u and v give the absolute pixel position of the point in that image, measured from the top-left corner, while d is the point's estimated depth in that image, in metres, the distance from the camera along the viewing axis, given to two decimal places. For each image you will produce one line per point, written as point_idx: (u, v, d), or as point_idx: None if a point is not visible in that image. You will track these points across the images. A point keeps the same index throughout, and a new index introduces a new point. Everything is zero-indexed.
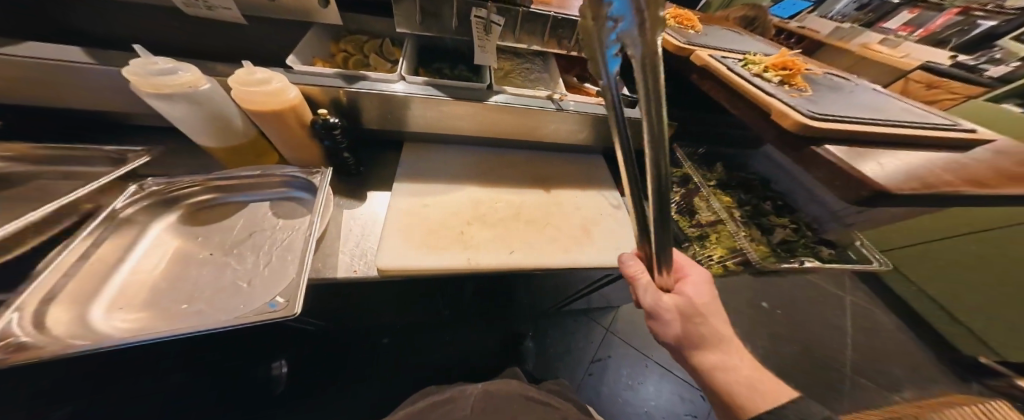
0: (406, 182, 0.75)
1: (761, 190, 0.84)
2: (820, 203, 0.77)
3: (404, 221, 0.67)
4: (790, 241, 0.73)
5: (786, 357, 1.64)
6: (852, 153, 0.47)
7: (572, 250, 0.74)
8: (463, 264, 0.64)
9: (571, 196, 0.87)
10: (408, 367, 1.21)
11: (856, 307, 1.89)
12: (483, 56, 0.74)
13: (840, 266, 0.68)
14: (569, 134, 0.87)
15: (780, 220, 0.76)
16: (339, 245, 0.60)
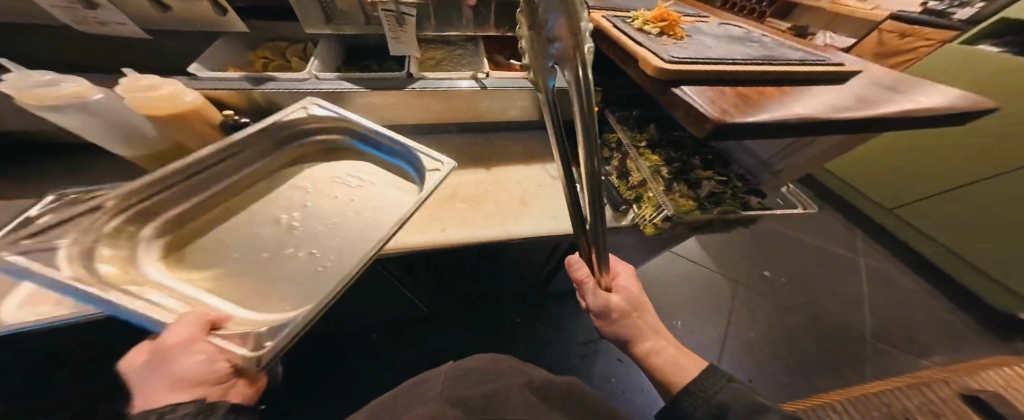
0: (327, 172, 0.72)
1: (694, 146, 0.83)
2: (750, 154, 0.81)
3: (328, 211, 0.67)
4: (717, 193, 0.71)
5: (793, 327, 1.57)
6: (709, 93, 0.48)
7: (506, 222, 0.75)
8: (385, 246, 0.65)
9: (509, 170, 0.87)
10: (394, 364, 1.26)
11: (870, 271, 1.79)
12: (399, 48, 0.69)
13: (764, 212, 0.67)
14: (503, 111, 0.87)
15: (706, 174, 0.75)
16: (246, 236, 0.59)
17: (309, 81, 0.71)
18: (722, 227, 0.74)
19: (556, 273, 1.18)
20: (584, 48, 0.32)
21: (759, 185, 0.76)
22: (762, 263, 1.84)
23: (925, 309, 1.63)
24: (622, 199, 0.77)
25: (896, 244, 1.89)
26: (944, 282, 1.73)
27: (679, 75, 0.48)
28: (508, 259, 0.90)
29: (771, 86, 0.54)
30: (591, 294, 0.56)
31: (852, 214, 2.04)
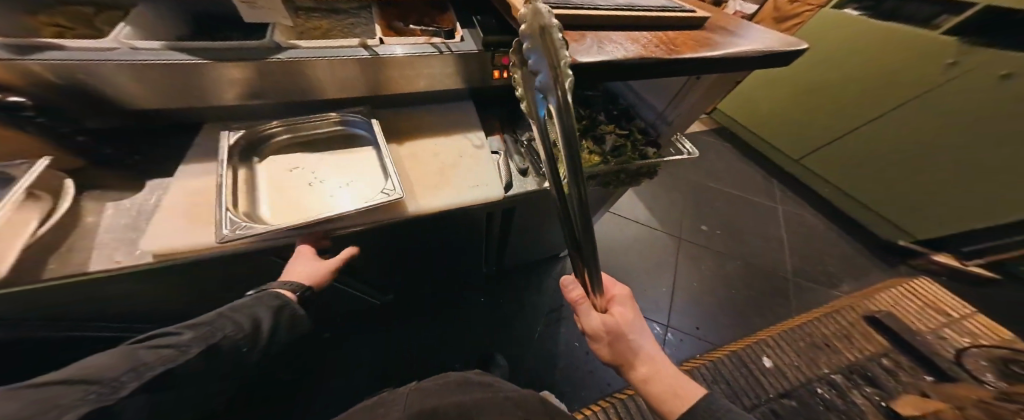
0: (195, 159, 0.60)
1: (603, 103, 0.82)
2: (651, 107, 0.81)
3: (187, 199, 0.54)
4: (620, 146, 0.72)
5: (729, 274, 1.76)
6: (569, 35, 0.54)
7: (413, 195, 0.69)
8: (240, 243, 0.52)
9: (425, 143, 0.80)
10: (345, 376, 1.16)
11: (788, 218, 2.02)
12: (256, 13, 0.57)
13: (658, 160, 0.70)
14: (413, 82, 0.77)
15: (610, 128, 0.75)
16: (92, 242, 0.46)
17: (122, 52, 0.51)
18: (630, 179, 0.76)
19: (507, 243, 1.16)
20: (565, 76, 0.30)
21: (658, 137, 0.79)
22: (700, 219, 2.01)
23: (828, 245, 1.90)
24: None
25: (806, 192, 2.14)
26: (843, 220, 2.01)
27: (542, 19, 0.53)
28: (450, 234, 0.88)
29: (633, 33, 0.60)
30: (585, 314, 0.53)
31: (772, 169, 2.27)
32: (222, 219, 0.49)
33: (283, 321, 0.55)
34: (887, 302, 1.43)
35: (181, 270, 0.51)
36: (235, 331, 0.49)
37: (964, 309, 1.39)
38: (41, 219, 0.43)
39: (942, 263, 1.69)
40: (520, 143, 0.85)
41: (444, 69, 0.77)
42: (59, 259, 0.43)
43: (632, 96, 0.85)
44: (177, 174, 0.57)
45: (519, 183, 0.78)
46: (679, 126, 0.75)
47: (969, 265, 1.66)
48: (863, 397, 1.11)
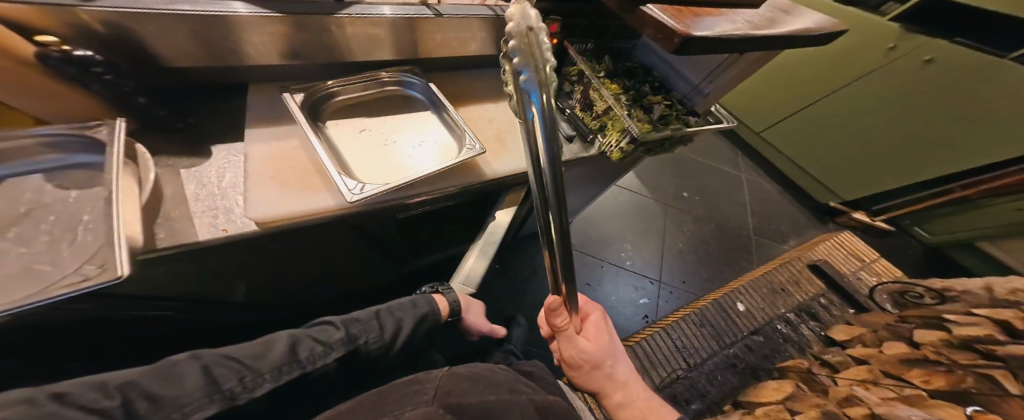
0: (260, 124, 0.57)
1: (643, 75, 0.90)
2: (684, 81, 0.88)
3: (272, 169, 0.53)
4: (666, 115, 0.81)
5: (706, 235, 1.96)
6: (673, 11, 0.51)
7: (487, 159, 0.71)
8: (352, 208, 0.53)
9: (479, 110, 0.79)
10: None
11: (748, 185, 2.23)
12: None
13: (699, 128, 0.79)
14: (463, 46, 0.76)
15: (656, 99, 0.83)
16: (191, 210, 0.45)
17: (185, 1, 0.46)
18: (671, 146, 0.86)
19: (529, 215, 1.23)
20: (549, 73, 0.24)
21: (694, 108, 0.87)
22: (682, 186, 2.18)
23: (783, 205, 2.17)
24: (589, 129, 0.84)
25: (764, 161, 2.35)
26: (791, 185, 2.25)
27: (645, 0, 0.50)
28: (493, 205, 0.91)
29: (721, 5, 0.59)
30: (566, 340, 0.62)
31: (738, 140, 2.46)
32: (344, 183, 0.50)
33: (416, 331, 0.54)
34: (824, 252, 1.75)
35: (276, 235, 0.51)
36: (374, 335, 0.49)
37: (873, 255, 1.75)
38: (138, 186, 0.41)
39: (857, 220, 2.02)
40: (562, 112, 0.91)
41: (495, 33, 0.78)
42: (166, 231, 0.42)
43: (667, 69, 0.91)
44: (245, 138, 0.54)
45: (568, 149, 0.83)
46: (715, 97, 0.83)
47: (878, 220, 2.01)
48: (809, 329, 1.46)
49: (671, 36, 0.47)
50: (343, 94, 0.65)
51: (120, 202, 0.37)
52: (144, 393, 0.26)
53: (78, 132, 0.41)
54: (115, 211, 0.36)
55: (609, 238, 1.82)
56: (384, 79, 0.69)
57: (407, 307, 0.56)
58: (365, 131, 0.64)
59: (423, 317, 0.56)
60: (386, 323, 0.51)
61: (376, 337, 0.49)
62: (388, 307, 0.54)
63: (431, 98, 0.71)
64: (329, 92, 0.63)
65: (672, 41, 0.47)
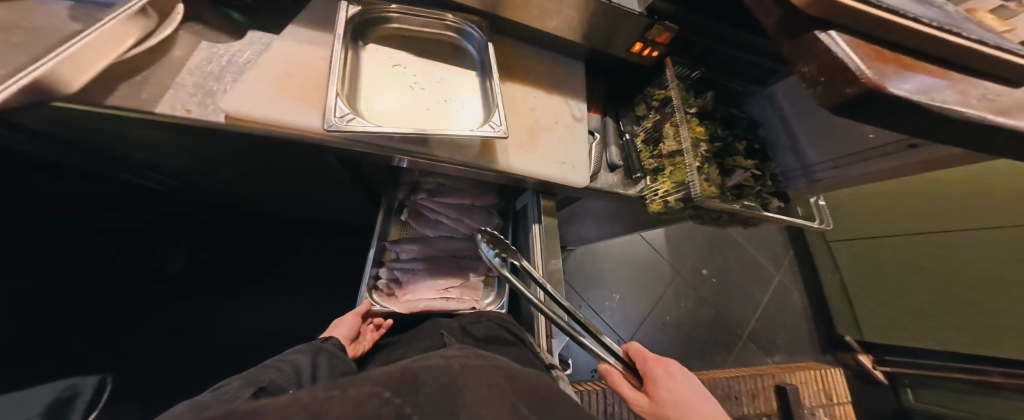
0: (306, 26, 0.57)
1: (745, 129, 0.72)
2: (796, 156, 0.68)
3: (286, 69, 0.52)
4: (746, 186, 0.64)
5: (700, 318, 1.65)
6: (872, 52, 0.30)
7: (509, 148, 0.65)
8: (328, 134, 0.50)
9: (526, 92, 0.73)
10: (299, 264, 1.23)
11: (777, 287, 1.81)
12: None
13: (779, 217, 0.61)
14: (542, 17, 0.67)
15: (749, 163, 0.65)
16: (173, 79, 0.46)
17: None
18: (727, 223, 0.68)
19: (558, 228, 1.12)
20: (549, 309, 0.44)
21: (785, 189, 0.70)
22: (707, 261, 1.79)
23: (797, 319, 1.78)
24: (639, 167, 0.72)
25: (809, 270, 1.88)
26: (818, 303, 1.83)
27: (837, 16, 0.30)
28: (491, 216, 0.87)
29: (953, 82, 0.32)
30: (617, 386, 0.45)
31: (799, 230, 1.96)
32: (332, 106, 0.45)
33: (324, 367, 0.52)
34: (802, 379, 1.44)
35: (240, 137, 0.49)
36: (283, 377, 0.44)
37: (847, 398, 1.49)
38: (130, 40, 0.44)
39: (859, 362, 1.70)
40: (620, 135, 0.77)
41: (591, 20, 0.65)
42: (129, 89, 0.42)
43: (783, 132, 0.70)
44: (285, 33, 0.55)
45: (604, 177, 0.72)
46: (824, 187, 0.64)
47: (878, 369, 1.69)
48: None
49: (841, 83, 0.29)
50: (400, 21, 0.63)
51: (83, 46, 0.39)
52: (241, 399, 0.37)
53: None
54: (71, 50, 0.38)
55: (601, 281, 1.60)
56: (449, 22, 0.65)
57: (300, 354, 0.52)
58: (421, 66, 0.63)
59: (324, 355, 0.55)
60: (290, 369, 0.46)
61: (289, 375, 0.45)
62: (277, 361, 0.47)
63: (483, 56, 0.65)
64: (387, 15, 0.62)
65: (842, 92, 0.30)
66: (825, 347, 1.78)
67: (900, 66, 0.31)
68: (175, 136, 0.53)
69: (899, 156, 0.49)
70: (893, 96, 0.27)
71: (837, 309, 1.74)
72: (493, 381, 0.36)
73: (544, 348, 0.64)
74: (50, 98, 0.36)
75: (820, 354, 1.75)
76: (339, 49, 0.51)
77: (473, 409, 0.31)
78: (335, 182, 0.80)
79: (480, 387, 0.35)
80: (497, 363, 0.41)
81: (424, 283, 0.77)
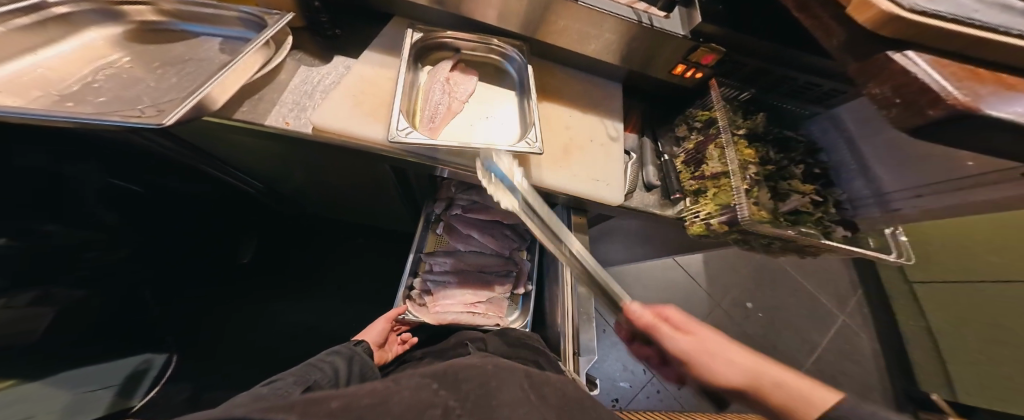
0: (377, 52, 0.66)
1: (803, 153, 0.67)
2: (868, 181, 0.62)
3: (358, 89, 0.60)
4: (803, 211, 0.59)
5: None
6: (961, 72, 0.29)
7: (545, 165, 0.67)
8: (384, 144, 0.57)
9: (562, 112, 0.76)
10: (342, 263, 1.34)
11: (841, 330, 1.59)
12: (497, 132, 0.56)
13: (845, 246, 0.55)
14: (582, 41, 0.70)
15: (806, 188, 0.61)
16: (280, 96, 0.55)
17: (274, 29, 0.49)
18: (780, 250, 0.63)
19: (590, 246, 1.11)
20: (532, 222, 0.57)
21: (853, 217, 0.63)
22: (752, 293, 1.63)
23: (870, 369, 1.53)
24: (679, 187, 0.69)
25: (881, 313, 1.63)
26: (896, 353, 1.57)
27: (915, 37, 0.30)
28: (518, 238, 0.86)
29: None
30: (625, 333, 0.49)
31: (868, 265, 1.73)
32: (398, 119, 0.54)
33: (354, 371, 0.53)
34: None
35: (312, 143, 0.57)
36: (324, 377, 0.48)
37: None
38: (258, 65, 0.53)
39: None
40: (658, 155, 0.76)
41: (632, 43, 0.68)
42: (251, 106, 0.53)
43: (849, 156, 0.65)
44: (358, 58, 0.64)
45: (640, 197, 0.71)
46: (901, 219, 0.57)
47: None
48: None
49: (923, 104, 0.29)
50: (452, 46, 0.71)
51: (230, 70, 0.47)
52: (295, 381, 0.44)
53: (260, 15, 0.59)
54: (221, 74, 0.46)
55: None
56: (495, 46, 0.71)
57: (337, 358, 0.54)
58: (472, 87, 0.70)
59: (358, 360, 0.56)
60: (330, 369, 0.50)
61: (328, 375, 0.48)
62: (319, 361, 0.51)
63: (522, 77, 0.70)
64: (442, 40, 0.70)
65: (925, 114, 0.29)
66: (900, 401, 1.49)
67: (999, 85, 0.29)
68: (262, 142, 0.64)
69: (985, 191, 0.47)
70: (994, 118, 0.25)
71: (919, 364, 1.49)
72: (524, 384, 0.36)
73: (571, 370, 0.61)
74: (201, 113, 0.45)
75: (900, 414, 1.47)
76: (404, 74, 0.60)
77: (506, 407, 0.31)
78: (384, 189, 0.88)
79: (514, 388, 0.34)
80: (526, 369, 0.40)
81: (452, 297, 0.78)
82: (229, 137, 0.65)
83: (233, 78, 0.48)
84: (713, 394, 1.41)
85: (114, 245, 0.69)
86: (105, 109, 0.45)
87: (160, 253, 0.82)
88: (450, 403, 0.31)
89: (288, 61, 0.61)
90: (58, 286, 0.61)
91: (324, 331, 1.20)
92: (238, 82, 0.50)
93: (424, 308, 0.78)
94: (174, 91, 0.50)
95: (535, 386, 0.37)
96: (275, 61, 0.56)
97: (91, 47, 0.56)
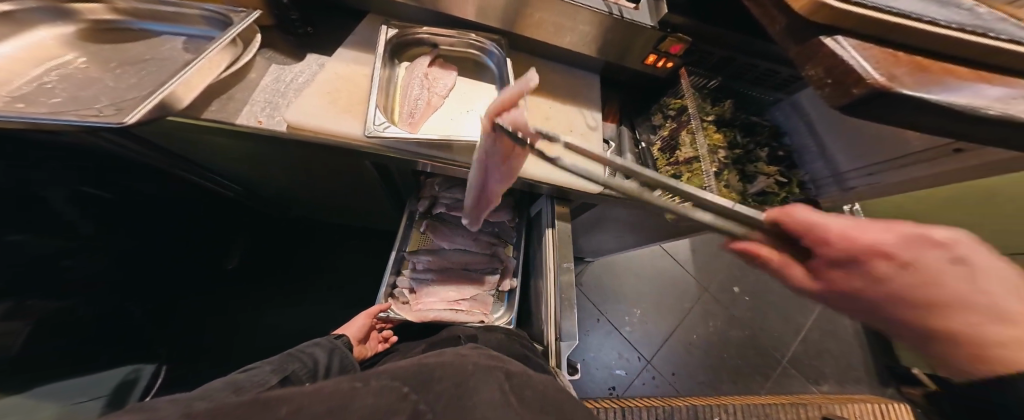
0: (352, 48, 0.65)
1: (769, 137, 0.69)
2: (827, 162, 0.65)
3: (333, 86, 0.60)
4: (769, 193, 0.62)
5: (731, 339, 1.53)
6: (883, 55, 0.31)
7: (525, 156, 0.68)
8: (361, 141, 0.56)
9: (541, 103, 0.77)
10: (332, 269, 1.32)
11: (822, 310, 1.65)
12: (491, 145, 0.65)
13: None
14: (556, 33, 0.71)
15: (770, 169, 0.63)
16: (251, 95, 0.55)
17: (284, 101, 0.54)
18: None
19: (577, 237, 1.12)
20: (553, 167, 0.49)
21: (816, 197, 0.66)
22: (737, 278, 1.68)
23: (852, 347, 1.59)
24: (656, 173, 0.71)
25: None
26: (876, 330, 1.63)
27: (841, 23, 0.32)
28: (503, 230, 0.88)
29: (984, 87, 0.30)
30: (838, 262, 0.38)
31: None
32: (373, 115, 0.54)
33: (335, 364, 0.53)
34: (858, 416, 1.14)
35: (286, 142, 0.57)
36: (303, 367, 0.47)
37: None
38: (224, 63, 0.53)
39: (931, 398, 1.46)
40: (636, 143, 0.78)
41: (604, 35, 0.69)
42: (219, 105, 0.52)
43: (808, 138, 0.68)
44: (332, 55, 0.64)
45: (620, 185, 0.73)
46: (860, 196, 0.60)
47: None
48: None
49: (850, 84, 0.30)
50: (428, 41, 0.71)
51: (192, 69, 0.46)
52: (269, 370, 0.44)
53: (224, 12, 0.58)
54: (185, 72, 0.46)
55: (620, 295, 1.55)
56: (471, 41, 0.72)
57: (317, 349, 0.54)
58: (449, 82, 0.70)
59: (338, 352, 0.56)
60: (310, 360, 0.50)
61: (307, 366, 0.48)
62: (299, 351, 0.51)
63: (500, 71, 0.71)
64: (418, 36, 0.70)
65: (850, 93, 0.31)
66: (882, 374, 1.56)
67: (915, 71, 0.31)
68: (236, 142, 0.63)
69: (939, 163, 0.47)
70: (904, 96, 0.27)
71: None
72: (504, 383, 0.36)
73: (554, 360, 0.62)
74: (165, 113, 0.44)
75: (881, 389, 1.53)
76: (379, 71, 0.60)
77: (480, 409, 0.30)
78: (368, 188, 0.87)
79: (491, 390, 0.33)
80: (508, 369, 0.39)
81: (435, 293, 0.79)
82: (201, 139, 0.64)
83: (198, 74, 0.47)
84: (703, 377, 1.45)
85: (93, 261, 0.68)
86: (59, 109, 0.44)
87: (141, 268, 0.81)
88: (419, 404, 0.30)
89: (258, 60, 0.60)
90: (40, 297, 0.60)
91: (315, 336, 1.18)
92: (205, 80, 0.49)
93: (407, 306, 0.78)
94: (135, 91, 0.49)
95: (515, 387, 0.36)
96: (243, 60, 0.55)
97: (44, 48, 0.54)
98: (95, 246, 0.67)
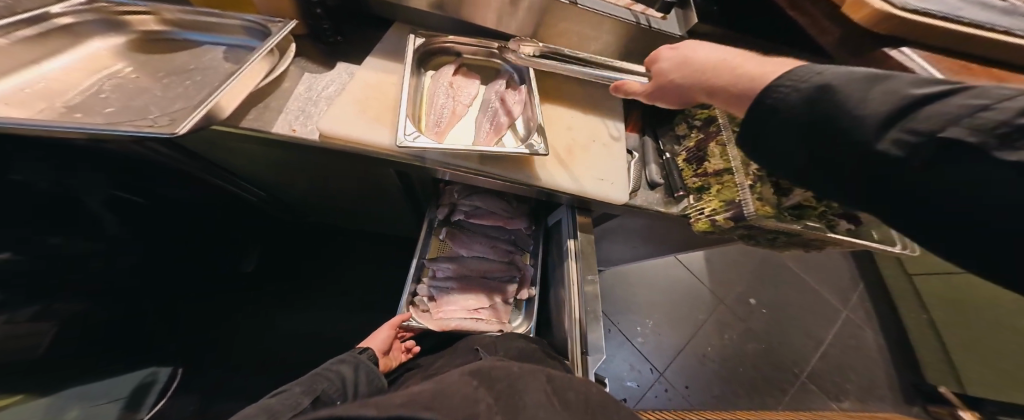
0: (380, 57, 0.66)
1: None
2: None
3: (362, 94, 0.60)
4: (806, 206, 0.59)
5: (749, 353, 1.48)
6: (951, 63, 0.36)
7: (548, 166, 0.68)
8: (390, 150, 0.57)
9: (563, 113, 0.77)
10: (345, 272, 1.32)
11: (845, 325, 1.59)
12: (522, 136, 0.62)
13: (850, 240, 0.56)
14: (582, 43, 0.71)
15: None
16: (285, 103, 0.56)
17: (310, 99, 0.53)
18: (785, 244, 0.63)
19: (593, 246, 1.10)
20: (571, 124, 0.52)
21: None
22: (755, 290, 1.64)
23: (877, 365, 1.52)
24: (682, 185, 0.69)
25: (883, 306, 1.63)
26: (902, 348, 1.56)
27: (905, 33, 0.37)
28: (521, 239, 0.87)
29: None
30: None
31: (870, 261, 1.74)
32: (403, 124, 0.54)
33: (361, 382, 0.53)
34: None
35: (313, 149, 0.57)
36: (332, 387, 0.48)
37: None
38: (263, 74, 0.54)
39: None
40: (659, 153, 0.76)
41: (630, 45, 0.69)
42: (257, 114, 0.53)
43: None
44: (361, 64, 0.65)
45: (644, 195, 0.71)
46: None
47: None
48: None
49: None
50: (453, 50, 0.72)
51: (234, 80, 0.47)
52: (303, 392, 0.44)
53: (264, 23, 0.59)
54: (229, 82, 0.47)
55: (633, 305, 1.52)
56: (496, 50, 0.72)
57: (343, 365, 0.53)
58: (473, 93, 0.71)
59: (363, 369, 0.55)
60: (339, 379, 0.49)
61: (336, 385, 0.48)
62: (325, 369, 0.51)
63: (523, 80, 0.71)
64: (444, 45, 0.71)
65: None
66: (910, 395, 1.48)
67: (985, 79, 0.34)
68: (267, 149, 0.64)
69: None
70: None
71: (925, 357, 1.49)
72: (548, 386, 0.36)
73: (581, 371, 0.61)
74: (210, 123, 0.45)
75: (908, 409, 1.46)
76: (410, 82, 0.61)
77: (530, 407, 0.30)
78: (388, 194, 0.88)
79: (538, 392, 0.33)
80: (549, 371, 0.39)
81: (456, 301, 0.78)
82: (233, 145, 0.65)
83: (240, 86, 0.48)
84: (718, 391, 1.40)
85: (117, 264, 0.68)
86: (113, 119, 0.46)
87: (162, 271, 0.82)
88: (490, 400, 0.32)
89: (292, 69, 0.61)
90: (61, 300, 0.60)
91: (328, 339, 1.19)
92: (245, 89, 0.50)
93: (428, 314, 0.77)
94: (179, 100, 0.51)
95: (559, 389, 0.36)
96: (278, 70, 0.57)
97: (93, 57, 0.56)
98: (121, 249, 0.68)
